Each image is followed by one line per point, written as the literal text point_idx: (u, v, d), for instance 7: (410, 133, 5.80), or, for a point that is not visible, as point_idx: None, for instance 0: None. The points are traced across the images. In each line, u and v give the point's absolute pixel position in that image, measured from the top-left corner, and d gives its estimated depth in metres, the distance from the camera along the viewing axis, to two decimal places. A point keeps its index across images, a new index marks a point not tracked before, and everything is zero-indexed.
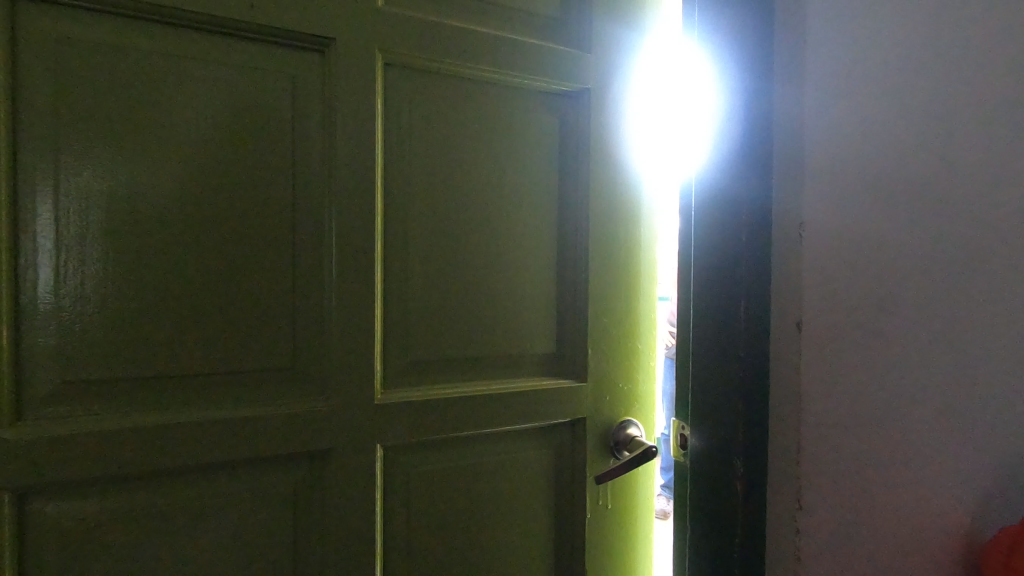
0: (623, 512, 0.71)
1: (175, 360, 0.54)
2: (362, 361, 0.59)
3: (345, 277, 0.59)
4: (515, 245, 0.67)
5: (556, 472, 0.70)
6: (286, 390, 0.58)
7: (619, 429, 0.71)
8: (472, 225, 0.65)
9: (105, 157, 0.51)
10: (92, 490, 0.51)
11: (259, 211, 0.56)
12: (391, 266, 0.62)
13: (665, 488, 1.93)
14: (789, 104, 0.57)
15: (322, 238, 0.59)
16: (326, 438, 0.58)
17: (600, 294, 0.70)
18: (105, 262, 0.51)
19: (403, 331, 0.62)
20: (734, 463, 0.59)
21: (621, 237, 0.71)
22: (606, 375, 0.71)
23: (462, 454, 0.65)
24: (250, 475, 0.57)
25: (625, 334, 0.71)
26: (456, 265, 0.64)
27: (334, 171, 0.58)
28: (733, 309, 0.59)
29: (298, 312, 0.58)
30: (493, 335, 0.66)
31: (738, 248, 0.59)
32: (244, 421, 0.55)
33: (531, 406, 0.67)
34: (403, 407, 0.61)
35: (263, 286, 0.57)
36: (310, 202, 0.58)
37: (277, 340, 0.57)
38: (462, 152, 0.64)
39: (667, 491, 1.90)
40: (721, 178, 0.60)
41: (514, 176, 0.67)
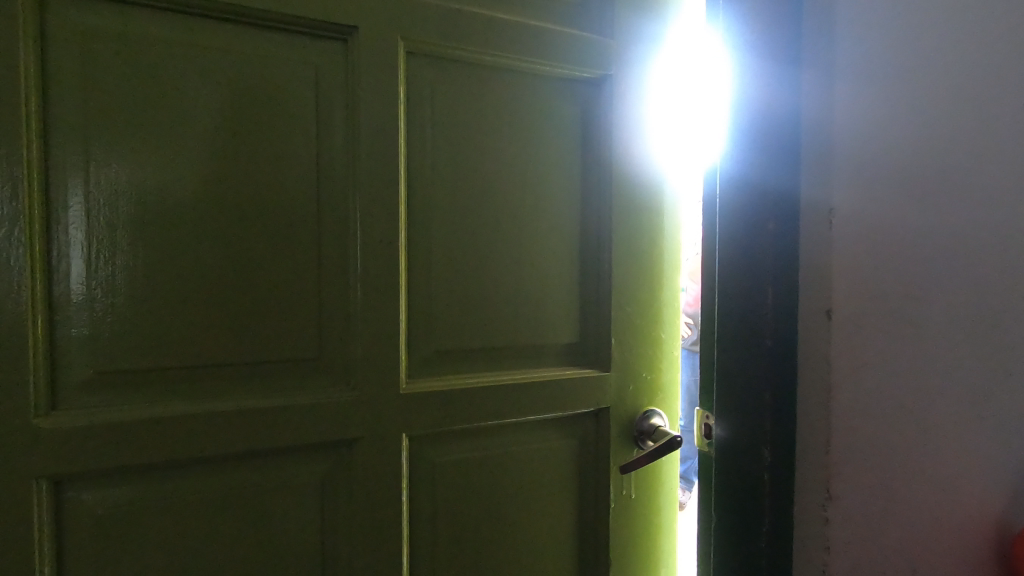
0: (647, 502, 0.71)
1: (204, 351, 0.54)
2: (387, 351, 0.59)
3: (370, 268, 0.59)
4: (539, 234, 0.67)
5: (580, 462, 0.70)
6: (313, 381, 0.58)
7: (642, 419, 0.70)
8: (495, 214, 0.65)
9: (132, 149, 0.51)
10: (127, 478, 0.52)
11: (285, 202, 0.57)
12: (414, 256, 0.62)
13: (684, 479, 1.92)
14: (818, 92, 0.56)
15: (347, 228, 0.59)
16: (352, 428, 0.59)
17: (625, 284, 0.69)
18: (134, 253, 0.52)
19: (427, 321, 0.62)
20: (761, 451, 0.58)
21: (644, 226, 0.71)
22: (629, 364, 0.70)
23: (486, 444, 0.65)
24: (279, 464, 0.57)
25: (647, 323, 0.71)
26: (479, 256, 0.64)
27: (358, 161, 0.58)
28: (759, 298, 0.58)
29: (323, 303, 0.58)
30: (517, 325, 0.66)
31: (765, 236, 0.58)
32: (272, 411, 0.56)
33: (554, 396, 0.67)
34: (429, 397, 0.61)
35: (289, 276, 0.57)
36: (335, 192, 0.58)
37: (303, 331, 0.58)
38: (484, 141, 0.64)
39: (686, 482, 1.89)
40: (744, 163, 0.59)
41: (536, 165, 0.67)
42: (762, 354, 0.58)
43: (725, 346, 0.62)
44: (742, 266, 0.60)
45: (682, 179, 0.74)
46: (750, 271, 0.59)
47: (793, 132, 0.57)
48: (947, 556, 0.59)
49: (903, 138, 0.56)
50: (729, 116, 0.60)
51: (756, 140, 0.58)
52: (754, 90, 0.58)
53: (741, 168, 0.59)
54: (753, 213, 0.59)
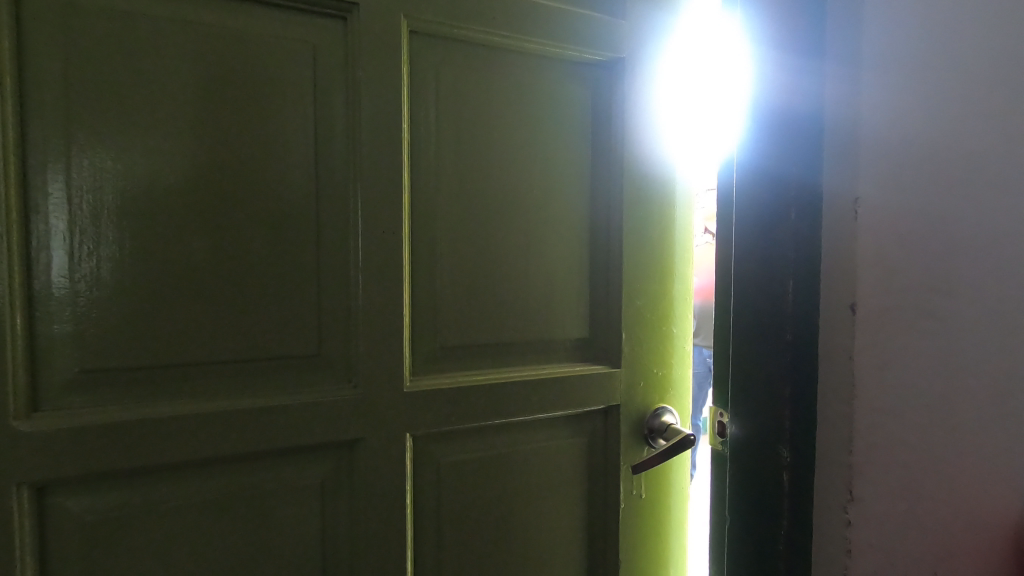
0: (658, 501, 0.69)
1: (198, 348, 0.51)
2: (389, 347, 0.57)
3: (371, 260, 0.56)
4: (548, 225, 0.64)
5: (589, 461, 0.68)
6: (313, 379, 0.55)
7: (653, 417, 0.68)
8: (502, 204, 0.62)
9: (118, 133, 0.48)
10: (116, 482, 0.49)
11: (283, 189, 0.53)
12: (418, 247, 0.59)
13: None
14: (843, 82, 0.54)
15: (348, 218, 0.56)
16: (354, 428, 0.56)
17: (636, 275, 0.67)
18: (122, 245, 0.49)
19: (431, 316, 0.59)
20: (779, 450, 0.56)
21: (655, 215, 0.68)
22: (640, 360, 0.68)
23: (493, 443, 0.63)
24: (276, 467, 0.55)
25: (659, 317, 0.68)
26: (485, 246, 0.61)
27: (359, 147, 0.55)
28: (779, 292, 0.56)
29: (323, 297, 0.55)
30: (524, 319, 0.63)
31: (787, 226, 0.55)
32: (270, 410, 0.53)
33: (563, 393, 0.65)
34: (434, 394, 0.59)
35: (287, 269, 0.54)
36: (334, 180, 0.55)
37: (302, 326, 0.55)
38: (492, 126, 0.61)
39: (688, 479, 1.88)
40: (763, 148, 0.56)
41: (545, 152, 0.64)
42: (785, 351, 0.56)
43: (742, 341, 0.59)
44: (762, 259, 0.57)
45: (693, 168, 0.71)
46: (771, 263, 0.57)
47: (812, 118, 0.55)
48: (975, 558, 0.57)
49: (933, 123, 0.54)
50: (744, 99, 0.57)
51: (775, 127, 0.56)
52: (771, 78, 0.56)
53: (759, 156, 0.57)
54: (773, 204, 0.56)
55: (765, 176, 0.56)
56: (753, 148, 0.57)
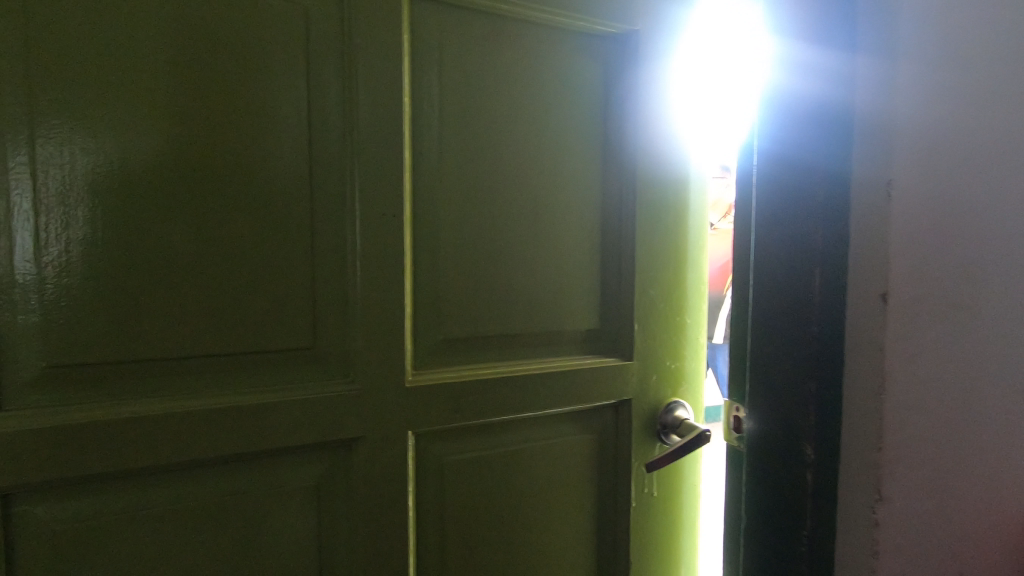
0: (670, 499, 0.66)
1: (179, 340, 0.47)
2: (389, 339, 0.53)
3: (369, 245, 0.52)
4: (556, 209, 0.60)
5: (599, 459, 0.64)
6: (309, 373, 0.51)
7: (666, 412, 0.65)
8: (508, 186, 0.58)
9: (88, 104, 0.44)
10: (92, 487, 0.45)
11: (275, 167, 0.49)
12: (420, 231, 0.55)
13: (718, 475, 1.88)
14: (879, 63, 0.50)
15: (344, 200, 0.52)
16: (352, 426, 0.52)
17: (648, 263, 0.63)
18: (93, 227, 0.44)
19: (435, 306, 0.55)
20: (803, 449, 0.53)
21: (671, 199, 0.64)
22: (653, 352, 0.64)
23: (499, 441, 0.59)
24: (268, 468, 0.51)
25: (673, 307, 0.65)
26: (491, 233, 0.57)
27: (356, 124, 0.51)
28: (807, 280, 0.53)
29: (318, 286, 0.51)
30: (531, 309, 0.60)
31: (816, 211, 0.52)
32: (260, 409, 0.49)
33: (573, 388, 0.61)
34: (438, 390, 0.55)
35: (277, 256, 0.50)
36: (330, 159, 0.51)
37: (295, 317, 0.51)
38: (499, 100, 0.57)
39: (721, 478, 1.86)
40: (780, 134, 0.54)
41: (554, 132, 0.60)
42: (810, 343, 0.52)
43: (766, 333, 0.56)
44: (788, 248, 0.54)
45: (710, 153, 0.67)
46: (798, 250, 0.53)
47: (844, 96, 0.51)
48: (1004, 560, 0.54)
49: (972, 105, 0.50)
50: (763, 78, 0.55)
51: (802, 106, 0.52)
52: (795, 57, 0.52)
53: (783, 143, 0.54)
54: (801, 189, 0.53)
55: (784, 165, 0.54)
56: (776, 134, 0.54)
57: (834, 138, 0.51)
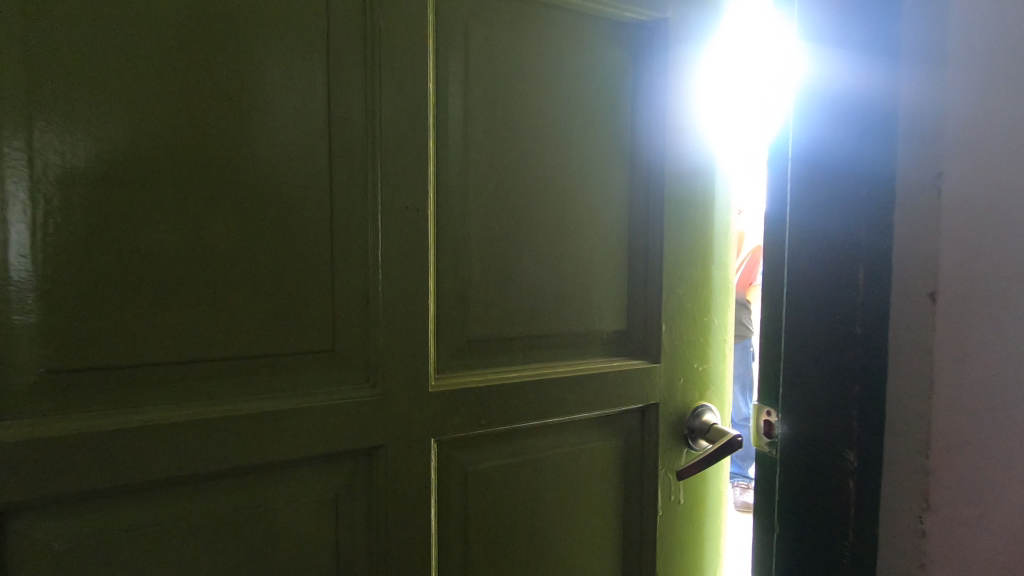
0: (698, 506, 0.64)
1: (187, 342, 0.44)
2: (412, 341, 0.50)
3: (391, 240, 0.49)
4: (581, 204, 0.58)
5: (626, 466, 0.61)
6: (325, 377, 0.48)
7: (693, 417, 0.62)
8: (533, 181, 0.55)
9: (90, 85, 0.40)
10: (94, 502, 0.42)
11: (291, 157, 0.46)
12: (443, 226, 0.52)
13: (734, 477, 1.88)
14: (923, 65, 0.44)
15: (364, 194, 0.48)
16: (372, 433, 0.49)
17: (675, 260, 0.61)
18: (95, 220, 0.41)
19: (458, 305, 0.52)
20: (845, 454, 0.48)
21: (698, 195, 0.62)
22: (681, 354, 0.62)
23: (524, 447, 0.56)
24: (282, 480, 0.47)
25: (701, 307, 0.62)
26: (516, 231, 0.54)
27: (377, 112, 0.48)
28: (846, 296, 0.48)
29: (336, 284, 0.48)
30: (557, 310, 0.57)
31: (854, 223, 0.47)
32: (275, 416, 0.46)
33: (600, 392, 0.58)
34: (462, 394, 0.52)
35: (292, 252, 0.46)
36: (350, 149, 0.48)
37: (311, 318, 0.47)
38: (524, 88, 0.54)
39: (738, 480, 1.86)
40: (816, 135, 0.48)
41: (580, 123, 0.57)
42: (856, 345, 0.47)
43: (804, 342, 0.51)
44: (822, 260, 0.49)
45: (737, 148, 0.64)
46: (836, 264, 0.48)
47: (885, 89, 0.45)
48: None
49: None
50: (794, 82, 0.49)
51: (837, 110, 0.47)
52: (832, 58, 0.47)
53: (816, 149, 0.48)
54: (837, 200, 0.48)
55: (819, 173, 0.48)
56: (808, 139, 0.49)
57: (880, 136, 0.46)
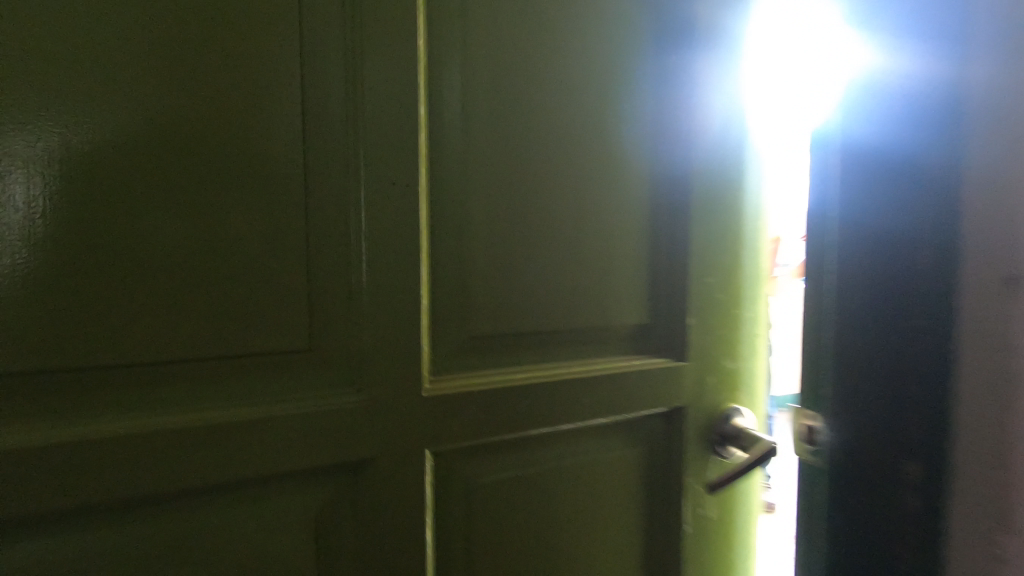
0: (728, 520, 0.57)
1: (146, 342, 0.38)
2: (404, 339, 0.44)
3: (378, 223, 0.43)
4: (599, 182, 0.51)
5: (649, 477, 0.55)
6: (306, 380, 0.42)
7: (724, 421, 0.56)
8: (544, 154, 0.49)
9: (20, 39, 0.34)
10: (27, 533, 0.35)
11: (263, 129, 0.40)
12: (439, 208, 0.45)
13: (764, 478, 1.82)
14: (993, 50, 0.38)
15: (349, 170, 0.42)
16: (360, 443, 0.43)
17: (703, 243, 0.54)
18: (32, 201, 0.35)
19: (457, 297, 0.46)
20: (905, 465, 0.41)
21: (728, 173, 0.55)
22: (710, 350, 0.55)
23: (533, 457, 0.50)
24: (257, 498, 0.41)
25: (732, 297, 0.56)
26: (522, 213, 0.48)
27: (362, 77, 0.42)
28: (906, 313, 0.41)
29: (317, 275, 0.42)
30: (570, 302, 0.50)
31: (916, 235, 0.40)
32: (248, 425, 0.40)
33: (619, 394, 0.52)
34: (462, 398, 0.46)
35: (266, 237, 0.40)
36: (332, 119, 0.42)
37: (289, 313, 0.41)
38: (533, 51, 0.48)
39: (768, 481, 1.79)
40: (857, 134, 0.42)
41: (598, 91, 0.50)
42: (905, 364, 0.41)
43: (863, 360, 0.42)
44: (877, 277, 0.42)
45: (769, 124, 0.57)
46: (891, 279, 0.41)
47: (959, 73, 0.39)
48: None
49: None
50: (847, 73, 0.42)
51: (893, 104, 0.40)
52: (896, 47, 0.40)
53: (866, 150, 0.42)
54: (898, 211, 0.41)
55: (870, 178, 0.42)
56: (862, 138, 0.42)
57: (935, 135, 0.40)
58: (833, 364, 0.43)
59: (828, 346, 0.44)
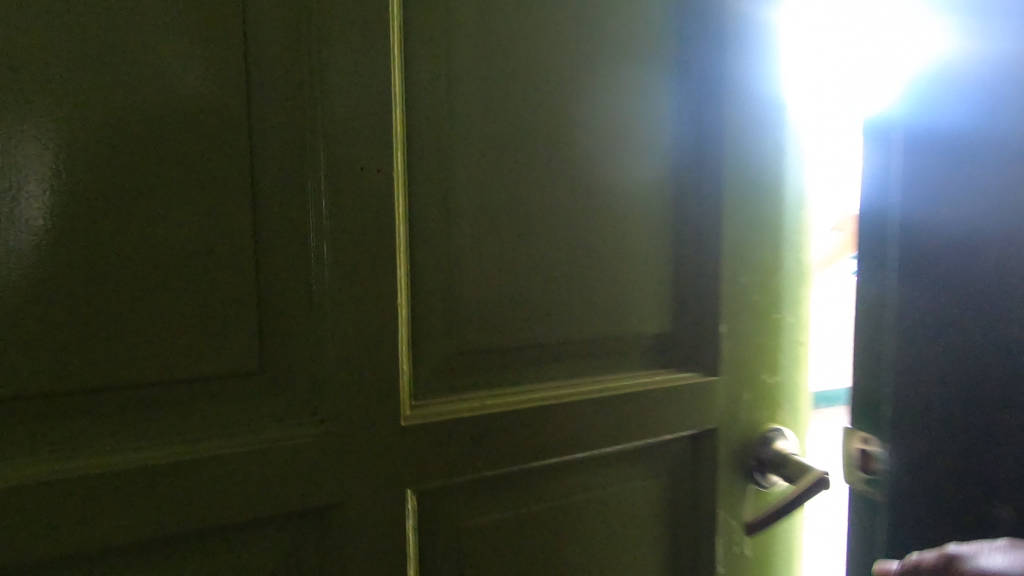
0: (767, 559, 0.49)
1: (28, 368, 0.29)
2: (378, 360, 0.35)
3: (341, 210, 0.34)
4: (612, 167, 0.43)
5: (674, 509, 0.47)
6: (252, 410, 0.33)
7: (763, 445, 0.48)
8: (544, 133, 0.40)
9: None
10: None
11: (187, 97, 0.31)
12: (420, 194, 0.37)
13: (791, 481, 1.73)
14: None
15: (302, 144, 0.33)
16: (321, 487, 0.34)
17: (738, 238, 0.46)
18: None
19: (443, 304, 0.38)
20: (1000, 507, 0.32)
21: (765, 156, 0.47)
22: (745, 362, 0.47)
23: (538, 492, 0.42)
24: (188, 562, 0.32)
25: (769, 300, 0.48)
26: (522, 202, 0.40)
27: (316, 25, 0.33)
28: (998, 334, 0.32)
29: (261, 277, 0.33)
30: (580, 310, 0.42)
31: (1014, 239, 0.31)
32: (171, 472, 0.31)
33: (640, 416, 0.44)
34: (451, 427, 0.37)
35: (192, 229, 0.31)
36: (277, 79, 0.33)
37: (226, 326, 0.32)
38: (534, 8, 0.40)
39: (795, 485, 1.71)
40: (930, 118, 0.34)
41: (610, 60, 0.42)
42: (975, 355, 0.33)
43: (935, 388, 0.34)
44: (962, 290, 0.33)
45: (819, 99, 0.48)
46: (974, 292, 0.33)
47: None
48: None
49: None
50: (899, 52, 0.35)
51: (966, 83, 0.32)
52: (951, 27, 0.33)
53: (938, 134, 0.33)
54: (978, 206, 0.32)
55: (953, 166, 0.33)
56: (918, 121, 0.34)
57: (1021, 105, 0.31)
58: (890, 377, 0.36)
59: (889, 363, 0.36)
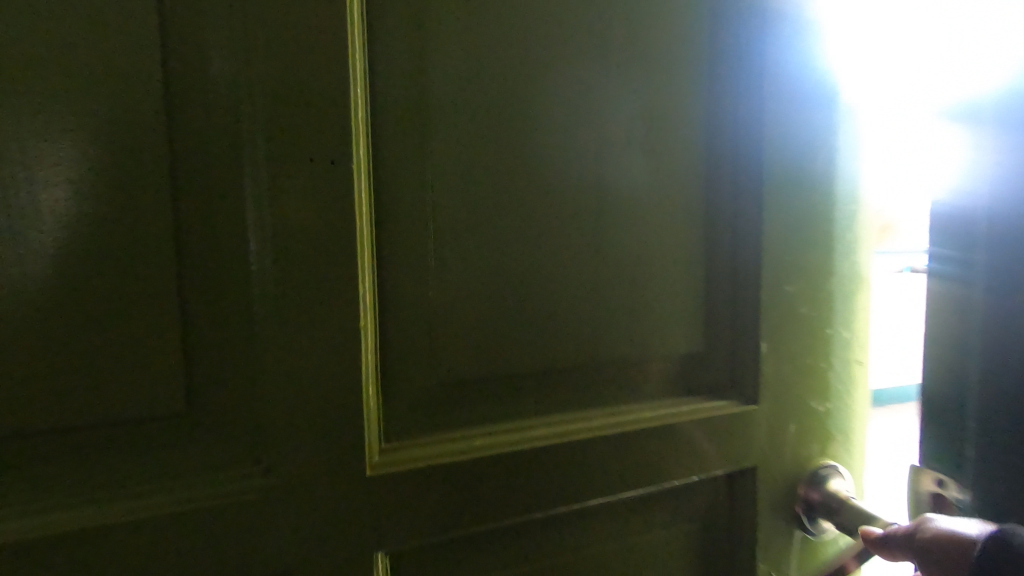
0: None
1: None
2: (334, 401, 0.28)
3: (286, 216, 0.27)
4: (629, 161, 0.35)
5: (705, 562, 0.40)
6: (180, 460, 0.27)
7: (812, 486, 0.40)
8: (543, 121, 0.33)
9: None
10: None
11: (83, 78, 0.25)
12: (389, 192, 0.30)
13: None
14: None
15: (234, 133, 0.27)
16: (266, 555, 0.28)
17: (782, 243, 0.38)
18: None
19: (420, 326, 0.31)
20: None
21: (816, 143, 0.39)
22: (791, 388, 0.40)
23: (541, 549, 0.35)
24: None
25: (820, 315, 0.40)
26: (517, 200, 0.33)
27: None
28: None
29: (188, 299, 0.27)
30: (589, 331, 0.35)
31: None
32: (74, 539, 0.25)
33: (664, 456, 0.36)
34: (429, 477, 0.30)
35: (97, 242, 0.25)
36: (201, 55, 0.26)
37: (144, 360, 0.26)
38: None
39: None
40: None
41: (623, 31, 0.35)
42: None
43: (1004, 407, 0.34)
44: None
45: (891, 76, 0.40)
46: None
47: None
48: None
49: None
50: None
51: None
52: None
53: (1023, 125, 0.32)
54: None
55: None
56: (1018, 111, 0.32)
57: None
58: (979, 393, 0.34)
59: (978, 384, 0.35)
